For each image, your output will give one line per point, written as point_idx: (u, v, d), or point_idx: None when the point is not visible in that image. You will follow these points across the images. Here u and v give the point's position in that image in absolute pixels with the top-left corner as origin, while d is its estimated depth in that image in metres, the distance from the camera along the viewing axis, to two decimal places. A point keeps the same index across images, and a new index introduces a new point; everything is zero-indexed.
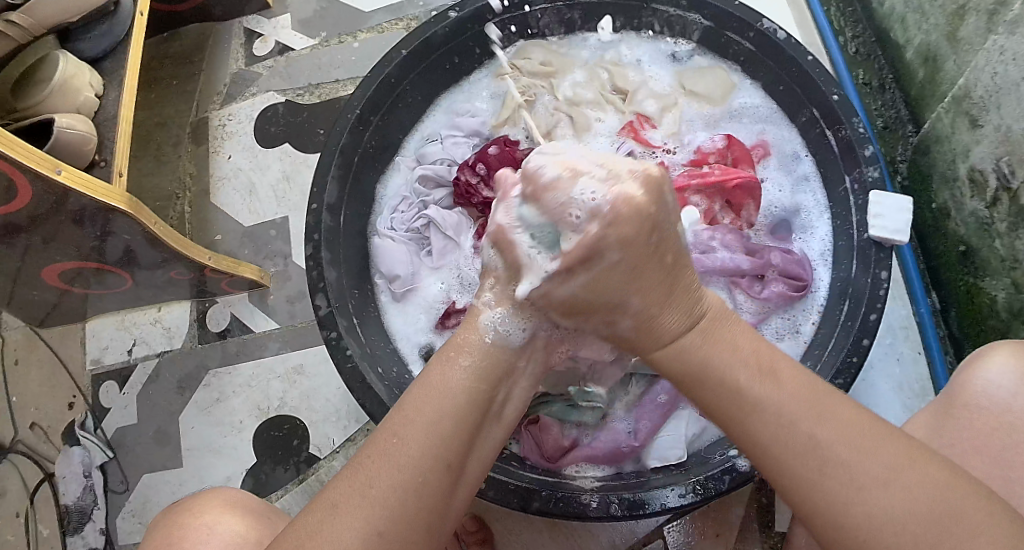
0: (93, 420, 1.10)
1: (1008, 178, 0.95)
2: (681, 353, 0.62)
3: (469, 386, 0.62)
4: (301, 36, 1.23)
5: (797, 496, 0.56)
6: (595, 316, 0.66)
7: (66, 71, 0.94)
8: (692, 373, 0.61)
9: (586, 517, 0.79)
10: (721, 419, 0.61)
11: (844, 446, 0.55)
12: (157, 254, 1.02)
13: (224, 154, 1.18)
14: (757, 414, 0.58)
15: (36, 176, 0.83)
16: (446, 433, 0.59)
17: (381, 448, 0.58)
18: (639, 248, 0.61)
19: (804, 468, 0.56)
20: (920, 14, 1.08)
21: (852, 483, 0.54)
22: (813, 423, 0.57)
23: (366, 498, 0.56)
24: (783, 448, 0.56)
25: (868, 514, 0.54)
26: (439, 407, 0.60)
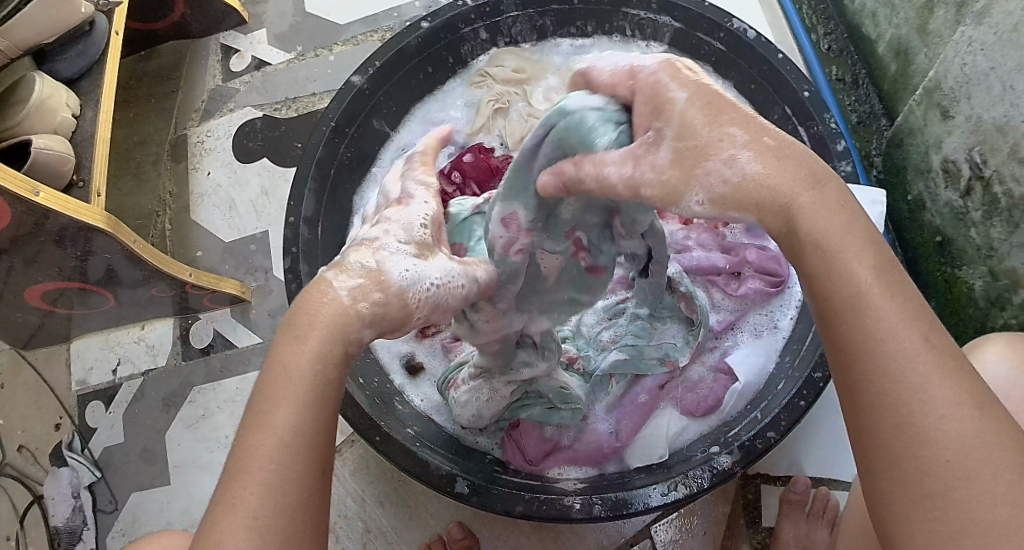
0: (80, 441, 1.10)
1: (980, 167, 0.96)
2: (814, 224, 0.52)
3: (318, 372, 0.53)
4: (277, 51, 1.24)
5: (880, 401, 0.49)
6: (704, 176, 0.53)
7: (42, 92, 0.94)
8: (821, 252, 0.51)
9: (570, 519, 0.79)
10: (829, 327, 0.52)
11: (944, 363, 0.48)
12: (139, 272, 1.02)
13: (203, 170, 1.19)
14: (878, 304, 0.50)
15: (13, 198, 0.83)
16: (312, 441, 0.52)
17: (252, 477, 0.50)
18: (713, 88, 0.53)
19: (909, 372, 0.48)
20: (890, 8, 1.09)
21: (944, 400, 0.48)
22: (929, 332, 0.49)
23: (251, 533, 0.49)
24: (892, 345, 0.49)
25: (946, 441, 0.47)
26: (296, 413, 0.52)
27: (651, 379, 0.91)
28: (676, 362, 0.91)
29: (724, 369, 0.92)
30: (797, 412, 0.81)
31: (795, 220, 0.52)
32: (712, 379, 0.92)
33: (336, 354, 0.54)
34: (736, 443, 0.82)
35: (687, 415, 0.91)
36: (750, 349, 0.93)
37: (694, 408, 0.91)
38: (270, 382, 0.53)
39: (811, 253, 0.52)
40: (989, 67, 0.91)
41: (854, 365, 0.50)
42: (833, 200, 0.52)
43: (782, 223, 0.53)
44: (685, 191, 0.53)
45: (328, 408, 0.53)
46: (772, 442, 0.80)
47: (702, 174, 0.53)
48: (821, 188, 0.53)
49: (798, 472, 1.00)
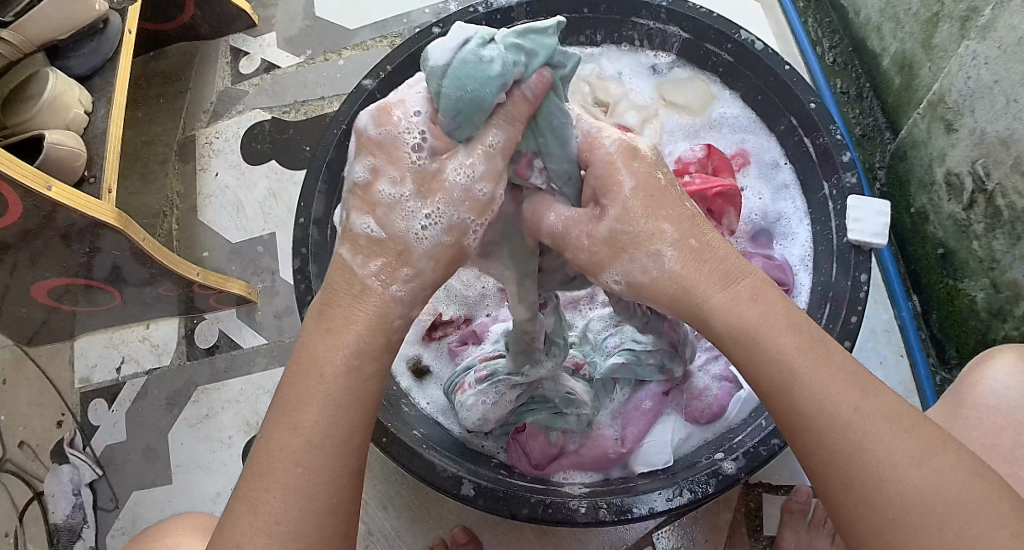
0: (82, 438, 1.09)
1: (983, 180, 0.97)
2: (732, 310, 0.54)
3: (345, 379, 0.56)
4: (287, 55, 1.24)
5: (828, 466, 0.53)
6: (630, 263, 0.57)
7: (55, 88, 0.95)
8: (742, 334, 0.54)
9: (575, 524, 0.80)
10: (769, 400, 0.55)
11: (882, 423, 0.52)
12: (146, 271, 1.02)
13: (211, 171, 1.19)
14: (801, 383, 0.53)
15: (25, 192, 0.83)
16: (340, 445, 0.55)
17: (280, 478, 0.54)
18: (654, 179, 0.57)
19: (846, 441, 0.52)
20: (895, 22, 1.11)
21: (883, 462, 0.51)
22: (860, 399, 0.53)
23: (273, 537, 0.53)
24: (824, 420, 0.52)
25: (896, 492, 0.51)
26: (325, 417, 0.55)
27: (655, 384, 0.92)
28: (671, 371, 0.91)
29: (728, 378, 0.93)
30: None
31: (709, 319, 0.56)
32: (716, 389, 0.92)
33: (370, 350, 0.57)
34: (740, 449, 0.83)
35: (691, 421, 0.91)
36: None
37: (699, 415, 0.91)
38: (300, 382, 0.56)
39: (735, 344, 0.55)
40: (994, 81, 0.92)
41: (799, 437, 0.54)
42: (752, 286, 0.55)
43: (697, 318, 0.57)
44: (609, 266, 0.57)
45: (355, 406, 0.56)
46: (776, 450, 0.81)
47: (628, 257, 0.57)
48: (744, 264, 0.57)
49: (800, 481, 1.00)
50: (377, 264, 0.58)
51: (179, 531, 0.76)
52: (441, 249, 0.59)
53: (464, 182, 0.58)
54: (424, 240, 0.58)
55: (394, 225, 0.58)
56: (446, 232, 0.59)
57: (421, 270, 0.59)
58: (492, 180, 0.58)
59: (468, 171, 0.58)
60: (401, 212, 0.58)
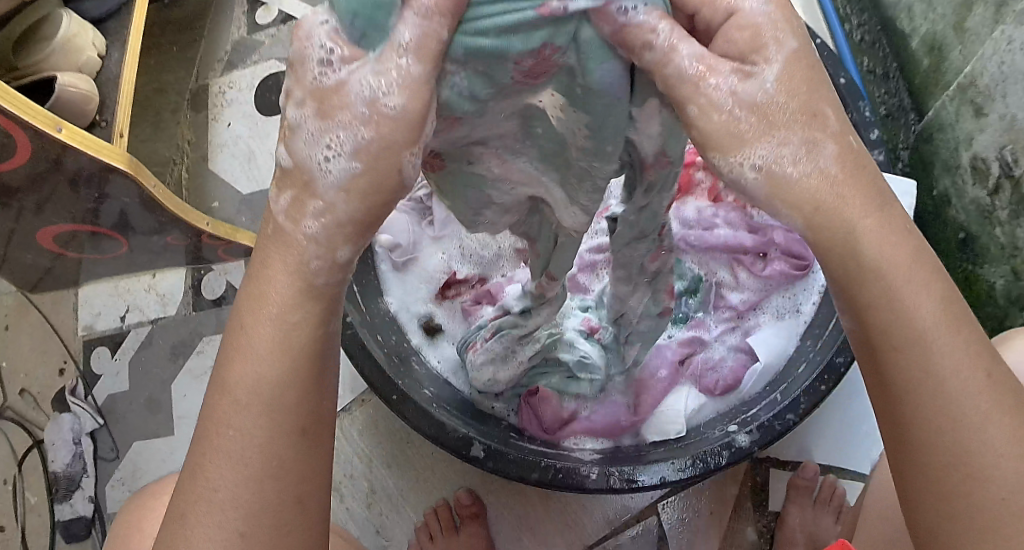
0: (84, 387, 1.08)
1: (1010, 166, 0.95)
2: (881, 239, 0.44)
3: (272, 342, 0.46)
4: (305, 7, 1.21)
5: (928, 443, 0.46)
6: (779, 143, 0.44)
7: (69, 30, 0.92)
8: (874, 267, 0.44)
9: (585, 490, 0.79)
10: (882, 356, 0.46)
11: (1002, 396, 0.46)
12: (154, 220, 1.00)
13: (223, 121, 1.17)
14: (934, 348, 0.45)
15: (35, 133, 0.81)
16: (281, 407, 0.47)
17: (216, 445, 0.47)
18: (809, 52, 0.44)
19: (965, 415, 0.45)
20: (927, 2, 1.08)
21: (1000, 438, 0.45)
22: (988, 367, 0.46)
23: (211, 505, 0.47)
24: (939, 391, 0.45)
25: (994, 476, 0.45)
26: (267, 378, 0.46)
27: (670, 353, 0.91)
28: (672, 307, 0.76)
29: (744, 349, 0.92)
30: (817, 395, 0.80)
31: (858, 248, 0.44)
32: (732, 360, 0.91)
33: (292, 300, 0.46)
34: (754, 422, 0.82)
35: (705, 393, 0.90)
36: (771, 330, 0.92)
37: (713, 387, 0.90)
38: (238, 337, 0.47)
39: (869, 286, 0.45)
40: None
41: (903, 407, 0.46)
42: (901, 224, 0.45)
43: (839, 244, 0.45)
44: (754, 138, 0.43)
45: (288, 364, 0.46)
46: (791, 426, 0.80)
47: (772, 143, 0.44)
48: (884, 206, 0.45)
49: (808, 458, 0.99)
50: (285, 200, 0.46)
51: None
52: (355, 180, 0.43)
53: (370, 94, 0.41)
54: (329, 173, 0.43)
55: (297, 150, 0.44)
56: (355, 156, 0.42)
57: (332, 205, 0.44)
58: (407, 88, 0.40)
59: (372, 82, 0.41)
60: (304, 139, 0.43)
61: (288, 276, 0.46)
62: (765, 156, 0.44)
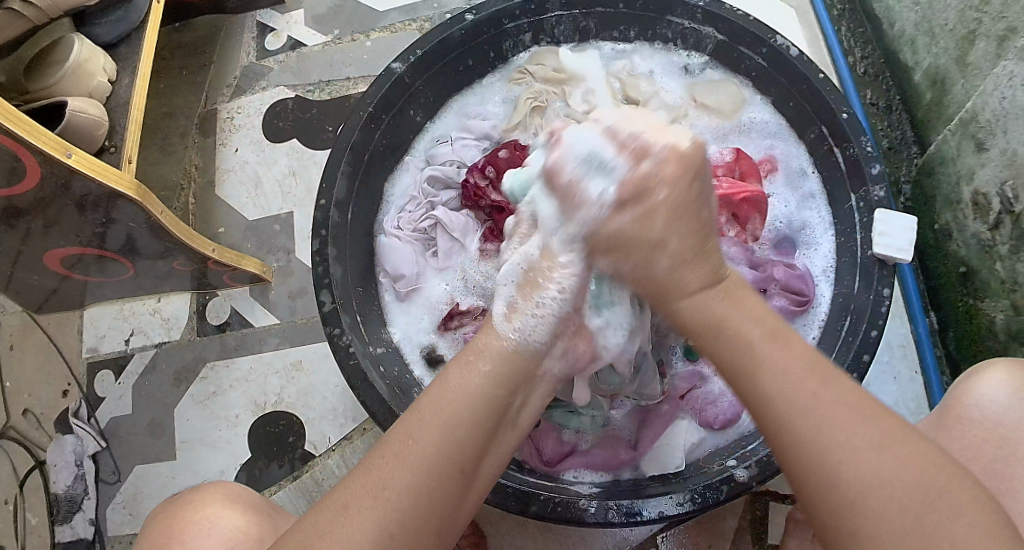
0: (87, 409, 1.09)
1: (1010, 202, 0.96)
2: (701, 305, 0.61)
3: (486, 392, 0.60)
4: (314, 33, 1.23)
5: (790, 459, 0.56)
6: (625, 259, 0.64)
7: (80, 55, 0.94)
8: (706, 322, 0.61)
9: (584, 523, 0.79)
10: (728, 378, 0.60)
11: (844, 413, 0.55)
12: (160, 244, 1.01)
13: (231, 147, 1.18)
14: (757, 363, 0.58)
15: (44, 157, 0.82)
16: (461, 439, 0.58)
17: (394, 449, 0.58)
18: (690, 191, 0.62)
19: (802, 424, 0.55)
20: (930, 36, 1.09)
21: (842, 446, 0.54)
22: (819, 387, 0.57)
23: (379, 501, 0.56)
24: (776, 418, 0.56)
25: (849, 477, 0.54)
26: (455, 410, 0.59)
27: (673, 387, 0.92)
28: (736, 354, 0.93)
29: None
30: None
31: (692, 303, 0.61)
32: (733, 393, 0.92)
33: (503, 375, 0.62)
34: (754, 457, 0.82)
35: (705, 426, 0.90)
36: None
37: (712, 421, 0.90)
38: (451, 373, 0.61)
39: (707, 332, 0.61)
40: None
41: (761, 419, 0.57)
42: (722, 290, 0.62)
43: (689, 309, 0.62)
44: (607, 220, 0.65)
45: (485, 415, 0.60)
46: None
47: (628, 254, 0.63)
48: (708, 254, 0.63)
49: None
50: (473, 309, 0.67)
51: (220, 502, 0.72)
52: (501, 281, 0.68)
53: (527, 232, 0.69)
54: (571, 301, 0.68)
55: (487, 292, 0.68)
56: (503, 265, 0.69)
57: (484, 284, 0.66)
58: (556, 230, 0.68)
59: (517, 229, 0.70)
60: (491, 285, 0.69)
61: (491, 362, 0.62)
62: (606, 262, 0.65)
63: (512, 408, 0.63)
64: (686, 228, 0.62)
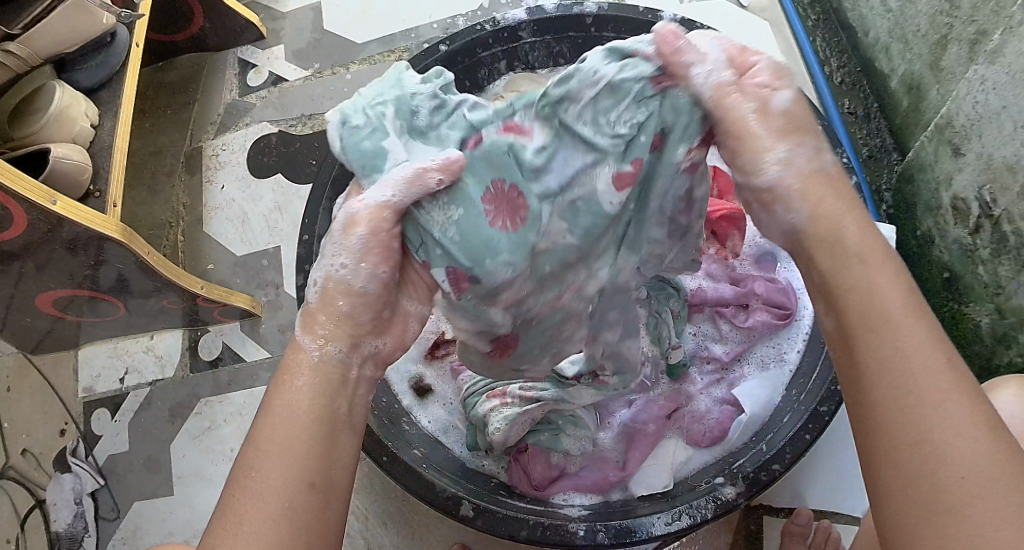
0: (85, 447, 1.10)
1: (990, 206, 0.96)
2: (835, 240, 0.55)
3: (312, 402, 0.56)
4: (295, 68, 1.25)
5: (895, 426, 0.49)
6: (798, 144, 0.58)
7: (62, 101, 0.96)
8: (849, 259, 0.54)
9: (574, 547, 0.80)
10: (846, 329, 0.53)
11: (963, 387, 0.49)
12: (150, 283, 1.02)
13: (217, 184, 1.19)
14: (898, 320, 0.51)
15: (30, 205, 0.83)
16: (304, 451, 0.54)
17: (240, 490, 0.53)
18: None
19: (911, 396, 0.49)
20: (903, 44, 1.10)
21: (959, 420, 0.48)
22: (951, 357, 0.50)
23: (240, 538, 0.52)
24: (898, 378, 0.50)
25: (946, 461, 0.47)
26: (288, 434, 0.55)
27: (658, 408, 0.93)
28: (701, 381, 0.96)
29: (730, 401, 0.93)
30: (802, 445, 0.81)
31: (821, 238, 0.56)
32: (719, 412, 0.92)
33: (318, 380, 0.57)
34: (740, 474, 0.82)
35: (692, 444, 0.91)
36: (757, 382, 0.93)
37: (700, 438, 0.91)
38: (272, 396, 0.57)
39: (841, 286, 0.54)
40: (1001, 106, 0.91)
41: (869, 387, 0.51)
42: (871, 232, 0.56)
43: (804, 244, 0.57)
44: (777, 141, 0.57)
45: (317, 422, 0.56)
46: (776, 476, 0.81)
47: (796, 140, 0.58)
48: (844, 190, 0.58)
49: (801, 505, 0.99)
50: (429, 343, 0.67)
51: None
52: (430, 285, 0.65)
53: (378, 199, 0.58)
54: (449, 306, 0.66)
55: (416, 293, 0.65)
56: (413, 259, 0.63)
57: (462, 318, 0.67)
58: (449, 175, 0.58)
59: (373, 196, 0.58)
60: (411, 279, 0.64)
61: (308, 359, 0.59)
62: (785, 155, 0.57)
63: (343, 409, 0.58)
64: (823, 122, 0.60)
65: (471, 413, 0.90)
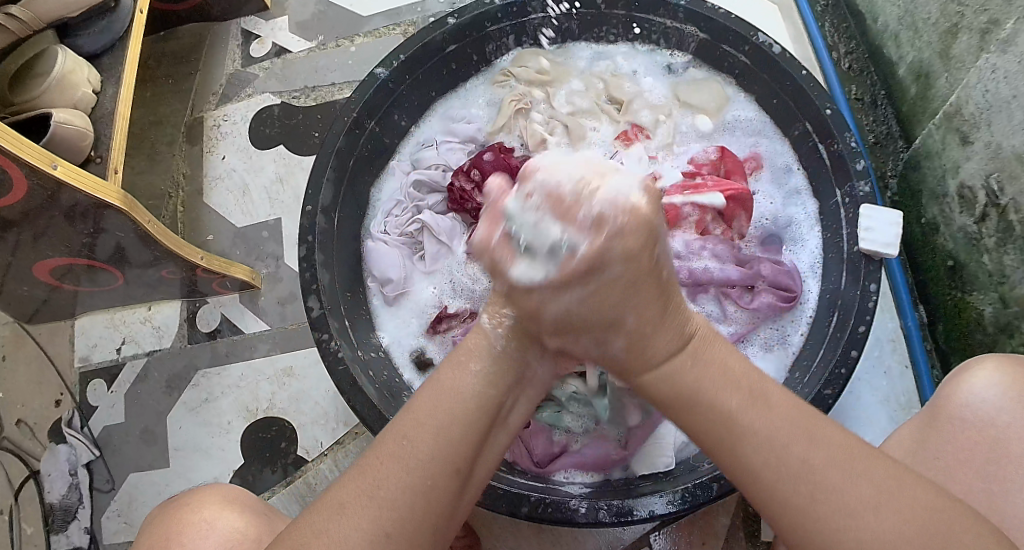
0: (80, 419, 1.09)
1: (996, 195, 0.96)
2: (671, 378, 0.61)
3: (480, 391, 0.61)
4: (299, 40, 1.23)
5: (787, 522, 0.55)
6: (596, 333, 0.63)
7: (64, 67, 0.94)
8: (679, 397, 0.60)
9: (575, 524, 0.79)
10: (710, 448, 0.59)
11: (831, 465, 0.55)
12: (150, 253, 1.01)
13: (219, 155, 1.18)
14: (740, 431, 0.57)
15: (31, 170, 0.82)
16: (460, 436, 0.59)
17: (389, 450, 0.57)
18: (645, 257, 0.60)
19: (796, 486, 0.55)
20: (913, 31, 1.10)
21: (839, 501, 0.53)
22: (808, 443, 0.56)
23: (373, 500, 0.56)
24: (769, 472, 0.55)
25: (858, 534, 0.52)
26: (448, 412, 0.59)
27: None
28: None
29: None
30: None
31: (666, 378, 0.61)
32: None
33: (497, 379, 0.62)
34: None
35: None
36: None
37: None
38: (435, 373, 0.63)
39: (693, 412, 0.59)
40: (1011, 95, 0.91)
41: (752, 488, 0.57)
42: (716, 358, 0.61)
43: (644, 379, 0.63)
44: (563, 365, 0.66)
45: (480, 415, 0.60)
46: None
47: (598, 330, 0.63)
48: (670, 318, 0.62)
49: None
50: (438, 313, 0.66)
51: (217, 505, 0.71)
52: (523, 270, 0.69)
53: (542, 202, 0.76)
54: None
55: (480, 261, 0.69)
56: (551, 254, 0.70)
57: None
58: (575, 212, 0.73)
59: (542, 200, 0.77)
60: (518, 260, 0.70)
61: (477, 345, 0.64)
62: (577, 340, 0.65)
63: (504, 408, 0.64)
64: (641, 302, 0.61)
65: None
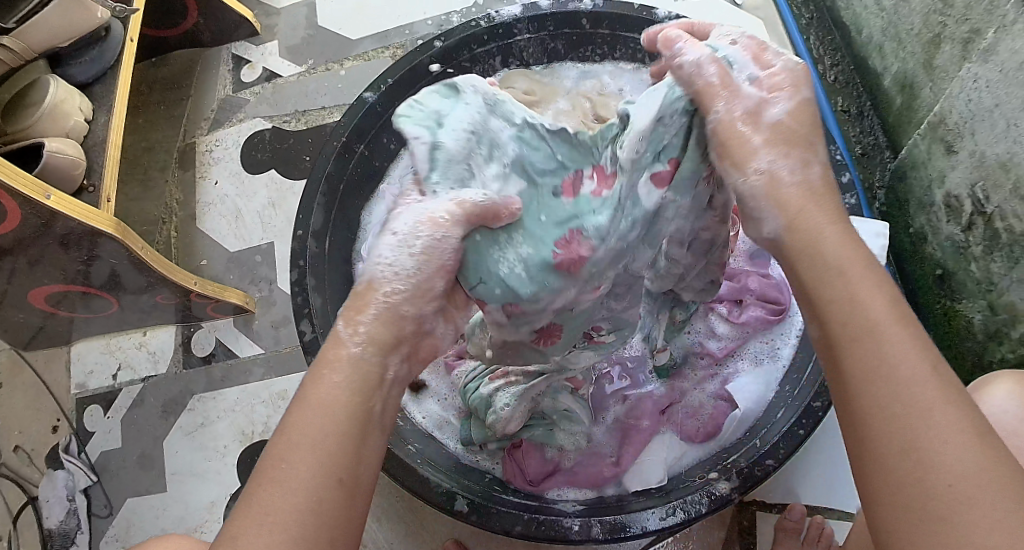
0: (78, 444, 1.09)
1: (982, 203, 0.97)
2: (829, 248, 0.56)
3: (348, 399, 0.55)
4: (289, 64, 1.24)
5: (884, 430, 0.50)
6: (781, 156, 0.58)
7: (55, 96, 0.95)
8: (834, 267, 0.55)
9: (568, 541, 0.80)
10: (832, 335, 0.54)
11: (950, 393, 0.50)
12: (144, 279, 1.02)
13: (211, 179, 1.19)
14: (879, 327, 0.52)
15: (23, 201, 0.83)
16: (338, 447, 0.53)
17: (268, 477, 0.52)
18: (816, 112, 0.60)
19: (914, 396, 0.50)
20: (897, 42, 1.11)
21: (947, 425, 0.49)
22: (937, 363, 0.51)
23: (263, 528, 0.50)
24: (897, 372, 0.51)
25: (946, 465, 0.48)
26: (319, 426, 0.53)
27: (652, 402, 0.94)
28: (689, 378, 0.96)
29: (724, 397, 0.93)
30: (796, 440, 0.82)
31: (802, 258, 0.56)
32: (713, 406, 0.93)
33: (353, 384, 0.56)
34: (734, 469, 0.82)
35: (687, 440, 0.91)
36: (750, 378, 0.93)
37: (694, 434, 0.91)
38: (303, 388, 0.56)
39: (829, 293, 0.55)
40: (994, 104, 0.91)
41: (862, 392, 0.51)
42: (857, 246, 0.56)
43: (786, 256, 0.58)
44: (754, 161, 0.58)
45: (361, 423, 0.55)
46: (770, 471, 0.81)
47: (789, 154, 0.58)
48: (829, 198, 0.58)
49: (795, 500, 0.99)
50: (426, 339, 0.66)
51: None
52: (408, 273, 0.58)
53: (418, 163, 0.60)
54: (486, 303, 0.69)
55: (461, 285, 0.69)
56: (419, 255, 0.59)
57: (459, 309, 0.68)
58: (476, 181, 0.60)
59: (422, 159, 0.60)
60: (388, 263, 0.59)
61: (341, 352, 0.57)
62: (767, 163, 0.58)
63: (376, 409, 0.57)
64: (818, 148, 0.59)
65: (470, 399, 0.89)
